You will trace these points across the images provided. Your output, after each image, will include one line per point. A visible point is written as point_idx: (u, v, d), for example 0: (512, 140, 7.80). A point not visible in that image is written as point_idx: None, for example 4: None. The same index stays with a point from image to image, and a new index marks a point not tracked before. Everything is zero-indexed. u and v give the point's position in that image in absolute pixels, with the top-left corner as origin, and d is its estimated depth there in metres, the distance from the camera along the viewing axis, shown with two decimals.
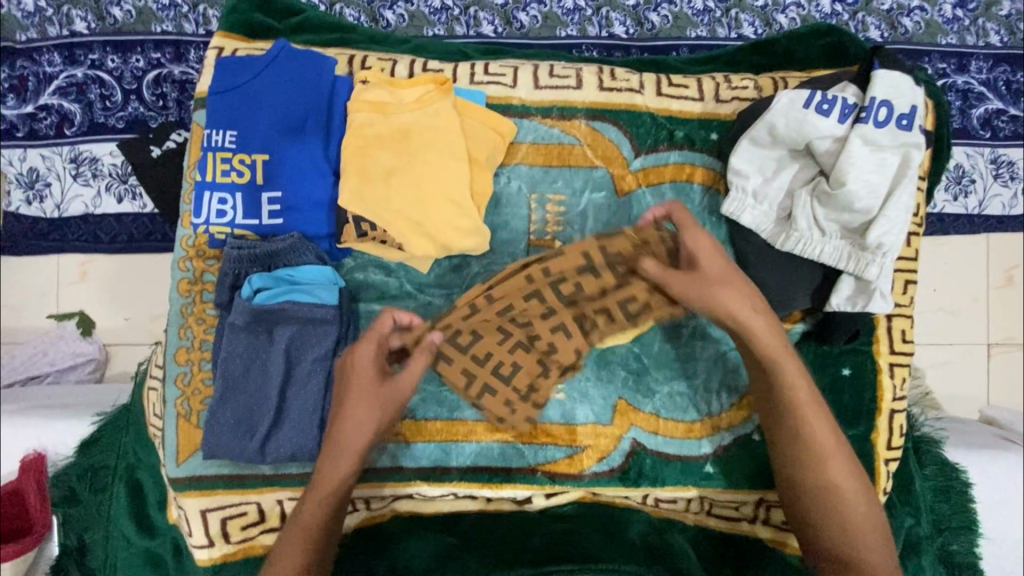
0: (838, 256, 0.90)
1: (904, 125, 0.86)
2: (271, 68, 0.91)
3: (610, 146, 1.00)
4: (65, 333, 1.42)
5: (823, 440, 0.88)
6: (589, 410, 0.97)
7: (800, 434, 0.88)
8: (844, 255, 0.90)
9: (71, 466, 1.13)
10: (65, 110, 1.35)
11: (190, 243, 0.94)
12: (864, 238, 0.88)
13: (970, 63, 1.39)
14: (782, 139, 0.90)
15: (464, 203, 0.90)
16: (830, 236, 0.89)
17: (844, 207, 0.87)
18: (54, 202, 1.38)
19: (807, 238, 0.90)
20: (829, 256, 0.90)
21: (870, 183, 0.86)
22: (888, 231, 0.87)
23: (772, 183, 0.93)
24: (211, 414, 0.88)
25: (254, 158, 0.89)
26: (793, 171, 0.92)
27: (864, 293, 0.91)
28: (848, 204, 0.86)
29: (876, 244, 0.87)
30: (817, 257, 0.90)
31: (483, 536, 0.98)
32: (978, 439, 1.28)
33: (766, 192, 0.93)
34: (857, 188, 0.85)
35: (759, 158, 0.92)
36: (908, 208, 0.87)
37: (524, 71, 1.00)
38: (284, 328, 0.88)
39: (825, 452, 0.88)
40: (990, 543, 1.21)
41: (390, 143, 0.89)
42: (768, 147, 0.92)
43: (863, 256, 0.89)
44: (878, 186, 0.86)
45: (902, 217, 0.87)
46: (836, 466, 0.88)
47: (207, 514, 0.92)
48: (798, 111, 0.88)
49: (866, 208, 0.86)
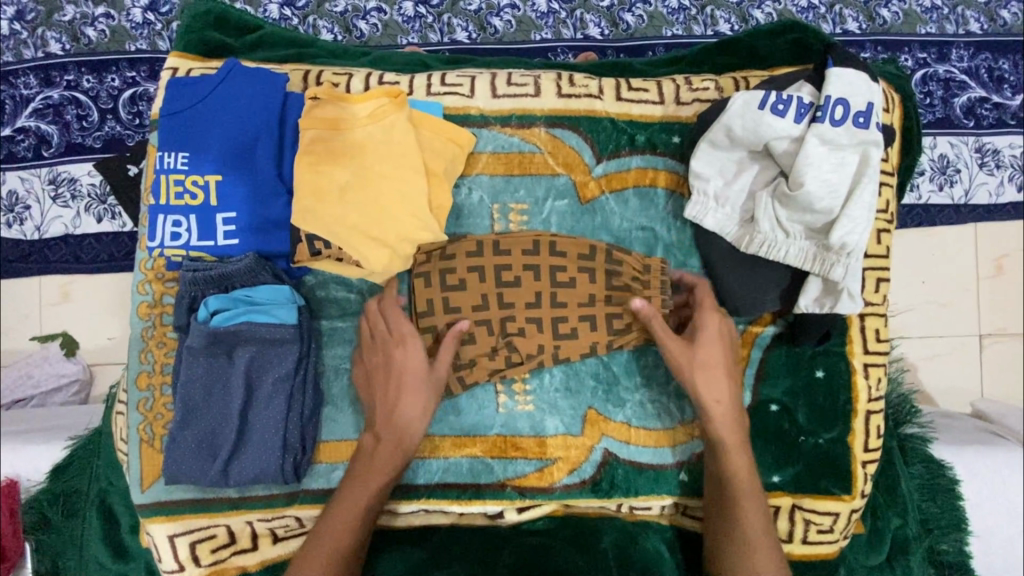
0: (804, 256, 0.88)
1: (862, 122, 0.85)
2: (221, 87, 0.90)
3: (572, 153, 0.98)
4: (48, 355, 1.42)
5: (744, 488, 0.89)
6: (558, 422, 0.96)
7: (729, 482, 0.90)
8: (809, 255, 0.88)
9: (43, 491, 1.13)
10: (43, 131, 1.35)
11: (148, 266, 0.93)
12: (827, 238, 0.86)
13: (950, 52, 1.38)
14: (740, 141, 0.88)
15: (422, 216, 0.89)
16: (795, 236, 0.88)
17: (806, 208, 0.85)
18: (33, 224, 1.38)
19: (771, 240, 0.88)
20: (794, 256, 0.89)
21: (830, 183, 0.84)
22: (853, 230, 0.85)
23: (734, 185, 0.91)
24: (171, 440, 0.87)
25: (207, 179, 0.88)
26: (754, 173, 0.91)
27: (833, 293, 0.90)
28: (809, 205, 0.85)
29: (839, 244, 0.85)
30: (783, 259, 0.89)
31: (452, 550, 0.96)
32: (965, 435, 1.25)
33: (727, 194, 0.92)
34: (817, 188, 0.84)
35: (719, 160, 0.91)
36: (873, 204, 0.85)
37: (483, 80, 1.00)
38: (243, 350, 0.87)
39: (744, 500, 0.89)
40: (980, 541, 1.19)
41: (345, 159, 0.88)
42: (727, 149, 0.90)
43: (828, 257, 0.87)
44: (838, 184, 0.84)
45: (867, 215, 0.85)
46: (751, 515, 0.89)
47: (176, 539, 0.91)
48: (754, 113, 0.86)
49: (827, 209, 0.84)
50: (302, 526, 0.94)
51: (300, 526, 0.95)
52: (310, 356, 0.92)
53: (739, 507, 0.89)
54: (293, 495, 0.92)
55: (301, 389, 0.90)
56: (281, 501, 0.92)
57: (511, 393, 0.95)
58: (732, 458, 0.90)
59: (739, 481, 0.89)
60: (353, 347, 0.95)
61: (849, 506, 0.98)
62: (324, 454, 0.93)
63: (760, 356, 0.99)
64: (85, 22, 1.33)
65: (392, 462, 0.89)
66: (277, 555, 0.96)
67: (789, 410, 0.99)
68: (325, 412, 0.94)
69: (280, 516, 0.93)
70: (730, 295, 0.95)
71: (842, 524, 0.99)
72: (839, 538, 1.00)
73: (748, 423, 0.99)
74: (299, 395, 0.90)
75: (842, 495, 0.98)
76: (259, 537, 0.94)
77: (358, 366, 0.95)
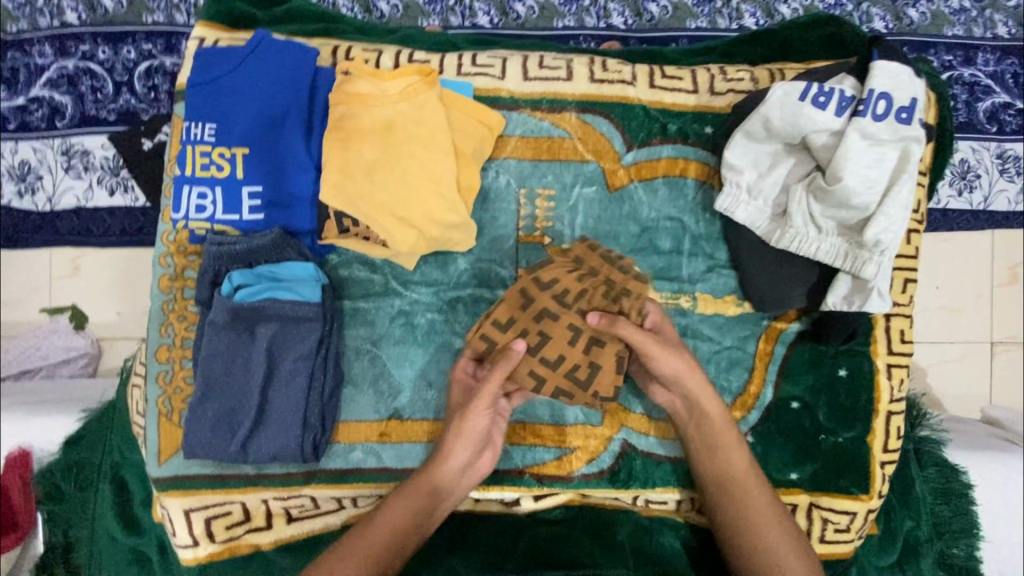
0: (835, 253, 0.87)
1: (903, 118, 0.83)
2: (251, 58, 0.88)
3: (602, 140, 0.97)
4: (58, 327, 1.41)
5: (743, 475, 0.89)
6: (579, 411, 0.95)
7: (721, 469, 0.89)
8: (840, 252, 0.87)
9: (56, 462, 1.13)
10: (56, 102, 1.33)
11: (170, 239, 0.92)
12: (858, 236, 0.86)
13: (976, 56, 1.36)
14: (778, 132, 0.87)
15: (451, 198, 0.88)
16: (827, 232, 0.87)
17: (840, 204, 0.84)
18: (45, 195, 1.36)
19: (802, 235, 0.87)
20: (825, 252, 0.87)
21: (867, 179, 0.83)
22: (886, 228, 0.84)
23: (768, 177, 0.90)
24: (191, 414, 0.86)
25: (234, 152, 0.87)
26: (789, 166, 0.89)
27: (861, 291, 0.89)
28: (845, 200, 0.83)
29: (873, 242, 0.84)
30: (813, 255, 0.88)
31: (468, 536, 0.96)
32: (979, 441, 1.24)
33: (759, 187, 0.90)
34: (853, 183, 0.82)
35: (754, 152, 0.90)
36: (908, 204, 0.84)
37: (513, 62, 0.98)
38: (265, 326, 0.86)
39: (747, 483, 0.89)
40: (990, 547, 1.18)
41: (374, 137, 0.87)
42: (763, 141, 0.89)
43: (858, 255, 0.86)
44: (876, 181, 0.83)
45: (902, 214, 0.84)
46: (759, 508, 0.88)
47: (191, 513, 0.90)
48: (794, 104, 0.85)
49: (863, 205, 0.83)
50: (317, 507, 0.94)
51: (315, 507, 0.94)
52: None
53: (740, 489, 0.89)
54: (310, 474, 0.91)
55: (322, 367, 0.89)
56: (299, 480, 0.91)
57: None
58: (715, 440, 0.89)
59: (732, 467, 0.89)
60: (374, 328, 0.94)
61: (866, 506, 0.98)
62: (342, 435, 0.92)
63: (784, 352, 0.98)
64: None
65: (411, 517, 0.86)
66: (291, 535, 0.95)
67: (810, 408, 0.98)
68: (345, 392, 0.93)
69: (296, 495, 0.92)
70: (757, 290, 0.94)
71: (858, 523, 0.99)
72: (855, 538, 1.00)
73: (769, 420, 0.98)
74: (320, 373, 0.89)
75: (860, 494, 0.97)
76: (274, 516, 0.94)
77: (378, 347, 0.94)
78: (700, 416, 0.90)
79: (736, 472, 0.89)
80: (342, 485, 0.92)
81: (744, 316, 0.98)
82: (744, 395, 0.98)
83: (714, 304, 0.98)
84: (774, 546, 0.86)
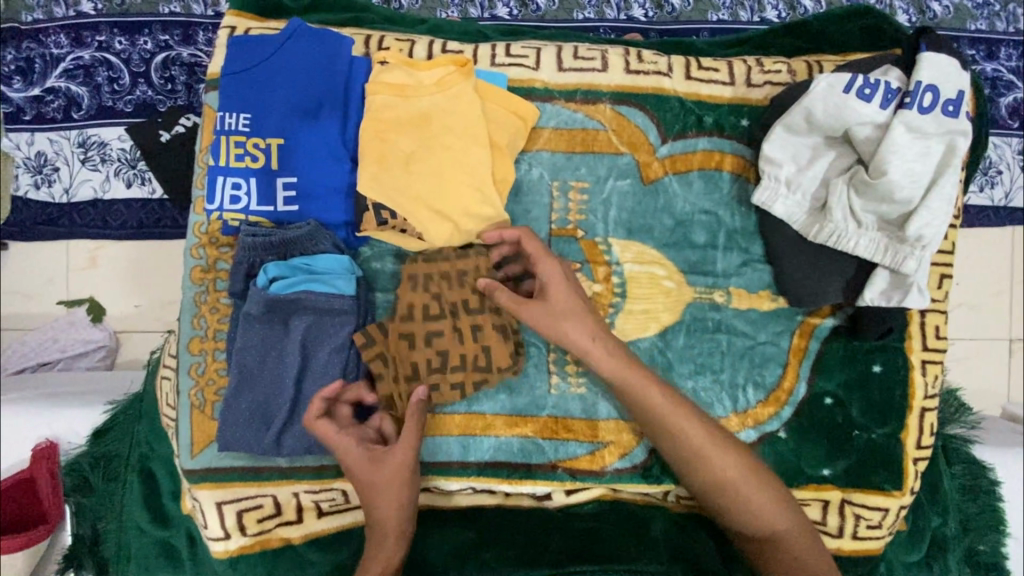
0: (875, 248, 0.86)
1: (950, 110, 0.82)
2: (286, 47, 0.87)
3: (636, 132, 0.96)
4: (75, 319, 1.40)
5: (711, 451, 0.87)
6: (612, 406, 0.94)
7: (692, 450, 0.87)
8: (880, 248, 0.86)
9: (82, 455, 1.12)
10: (73, 93, 1.32)
11: (203, 230, 0.91)
12: (900, 231, 0.84)
13: (999, 50, 1.34)
14: (820, 125, 0.86)
15: (487, 190, 0.87)
16: (868, 227, 0.86)
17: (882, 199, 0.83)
18: (62, 186, 1.35)
19: (842, 229, 0.86)
20: (865, 247, 0.86)
21: (911, 173, 0.82)
22: (928, 224, 0.83)
23: (807, 171, 0.89)
24: (225, 406, 0.86)
25: (269, 142, 0.86)
26: (830, 159, 0.88)
27: (901, 287, 0.88)
28: (887, 194, 0.82)
29: (915, 237, 0.83)
30: (852, 249, 0.87)
31: (499, 531, 0.96)
32: (1006, 437, 1.24)
33: (799, 181, 0.89)
34: (897, 176, 0.81)
35: (794, 145, 0.89)
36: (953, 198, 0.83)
37: (547, 52, 0.96)
38: (300, 318, 0.86)
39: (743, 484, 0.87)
40: (1017, 543, 1.18)
41: (411, 129, 0.86)
42: (803, 134, 0.88)
43: (899, 250, 0.85)
44: (920, 175, 0.82)
45: (945, 209, 0.83)
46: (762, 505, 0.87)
47: (222, 506, 0.90)
48: (838, 96, 0.84)
49: (907, 199, 0.82)
50: (348, 501, 0.94)
51: (346, 501, 0.94)
52: (377, 339, 0.88)
53: (737, 493, 0.87)
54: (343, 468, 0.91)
55: (356, 361, 0.88)
56: (330, 473, 0.91)
57: (565, 374, 0.94)
58: (695, 446, 0.87)
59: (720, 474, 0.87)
60: None
61: (899, 503, 0.97)
62: None
63: (818, 348, 0.98)
64: None
65: (399, 521, 0.85)
66: (322, 529, 0.95)
67: (843, 404, 0.98)
68: None
69: (327, 489, 0.92)
70: (792, 285, 0.93)
71: (890, 520, 0.98)
72: (886, 535, 0.99)
73: (803, 416, 0.98)
74: (354, 366, 0.88)
75: (893, 491, 0.97)
76: (304, 510, 0.93)
77: None
78: (674, 430, 0.87)
79: (724, 476, 0.87)
80: None
81: (778, 311, 0.97)
82: (778, 391, 0.97)
83: (748, 299, 0.97)
84: (761, 507, 0.86)
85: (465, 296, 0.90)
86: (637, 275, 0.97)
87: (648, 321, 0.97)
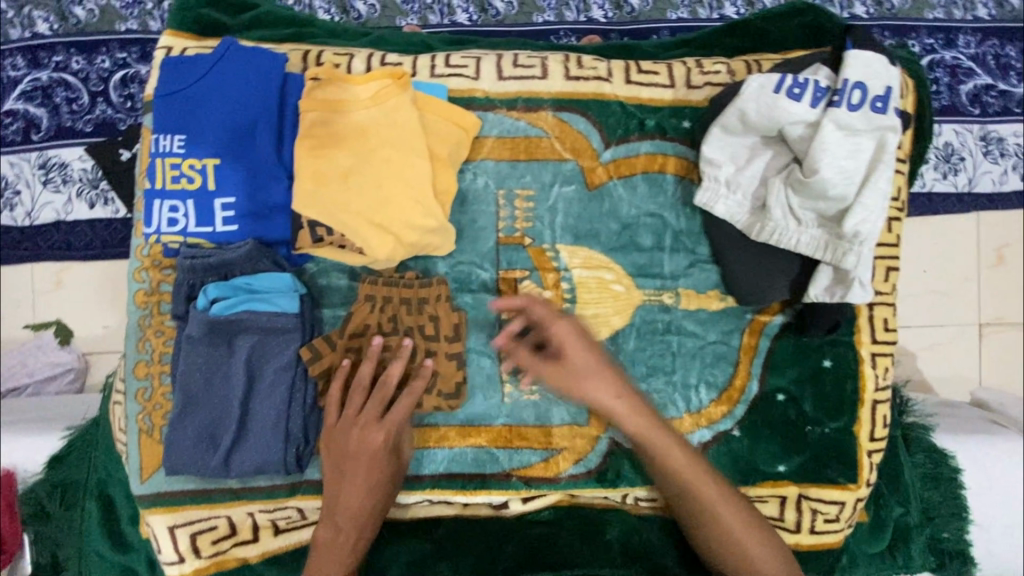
0: (815, 244, 0.87)
1: (878, 108, 0.83)
2: (218, 67, 0.87)
3: (579, 138, 0.96)
4: (43, 343, 1.38)
5: (723, 505, 0.89)
6: (565, 412, 0.94)
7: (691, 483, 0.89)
8: (820, 244, 0.86)
9: (40, 482, 1.11)
10: (31, 114, 1.31)
11: (145, 253, 0.91)
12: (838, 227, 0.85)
13: (957, 38, 1.36)
14: (754, 126, 0.86)
15: (427, 202, 0.86)
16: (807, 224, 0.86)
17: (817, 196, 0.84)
18: (23, 209, 1.33)
19: (782, 228, 0.87)
20: (806, 244, 0.87)
21: (844, 169, 0.82)
22: (865, 218, 0.84)
23: (747, 169, 0.89)
24: (171, 430, 0.85)
25: (204, 163, 0.86)
26: (767, 158, 0.89)
27: (844, 282, 0.88)
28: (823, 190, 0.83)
29: (852, 233, 0.83)
30: (793, 247, 0.87)
31: (457, 542, 0.96)
32: (968, 424, 1.25)
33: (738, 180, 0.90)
34: (830, 173, 0.82)
35: (731, 146, 0.89)
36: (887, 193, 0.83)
37: (487, 61, 0.97)
38: (243, 339, 0.85)
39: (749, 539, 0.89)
40: (980, 529, 1.19)
41: (346, 143, 0.86)
42: (740, 134, 0.88)
43: (838, 246, 0.85)
44: (853, 171, 0.83)
45: (881, 204, 0.84)
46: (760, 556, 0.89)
47: (176, 530, 0.90)
48: (769, 97, 0.85)
49: (840, 196, 0.83)
50: (304, 518, 0.93)
51: (302, 518, 0.93)
52: (325, 355, 0.88)
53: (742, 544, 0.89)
54: (295, 486, 0.90)
55: (303, 379, 0.88)
56: (284, 492, 0.91)
57: (517, 382, 0.94)
58: (705, 497, 0.89)
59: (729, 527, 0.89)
60: None
61: (855, 495, 0.98)
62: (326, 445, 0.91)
63: (768, 346, 0.98)
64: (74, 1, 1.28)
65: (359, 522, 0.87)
66: (279, 548, 0.94)
67: (796, 400, 0.98)
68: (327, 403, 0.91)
69: (282, 507, 0.91)
70: (738, 286, 0.94)
71: (847, 513, 0.99)
72: (844, 527, 1.00)
73: (756, 414, 0.98)
74: (301, 385, 0.88)
75: (848, 484, 0.98)
76: (261, 528, 0.93)
77: None
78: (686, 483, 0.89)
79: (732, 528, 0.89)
80: None
81: (727, 310, 0.98)
82: (730, 389, 0.98)
83: (697, 299, 0.97)
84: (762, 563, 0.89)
85: (419, 317, 0.91)
86: (587, 280, 0.97)
87: (598, 325, 0.97)
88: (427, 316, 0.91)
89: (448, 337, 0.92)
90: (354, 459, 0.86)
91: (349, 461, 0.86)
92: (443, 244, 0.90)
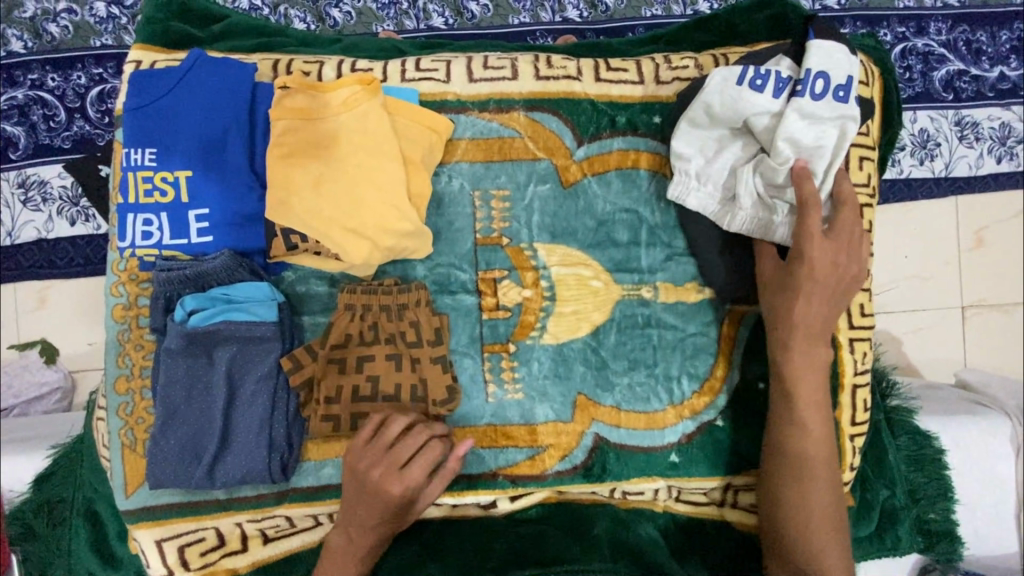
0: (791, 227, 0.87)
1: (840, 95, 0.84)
2: (187, 79, 0.87)
3: (552, 137, 0.97)
4: (29, 363, 1.35)
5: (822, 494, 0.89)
6: (548, 409, 0.95)
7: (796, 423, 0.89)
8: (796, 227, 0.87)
9: (27, 501, 1.10)
10: (8, 133, 1.30)
11: (121, 267, 0.90)
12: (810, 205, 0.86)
13: (928, 25, 1.38)
14: (721, 118, 0.88)
15: (401, 206, 0.87)
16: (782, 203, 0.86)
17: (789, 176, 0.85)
18: (3, 228, 1.32)
19: (753, 217, 0.88)
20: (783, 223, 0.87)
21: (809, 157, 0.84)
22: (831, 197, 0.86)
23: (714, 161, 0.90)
24: (154, 444, 0.85)
25: (176, 175, 0.86)
26: (735, 149, 0.89)
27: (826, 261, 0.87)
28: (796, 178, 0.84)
29: None
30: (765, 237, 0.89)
31: (447, 545, 0.96)
32: (951, 405, 1.26)
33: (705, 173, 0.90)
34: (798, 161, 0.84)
35: (699, 139, 0.90)
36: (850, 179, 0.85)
37: (458, 64, 0.97)
38: (222, 349, 0.85)
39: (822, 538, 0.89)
40: (966, 509, 1.19)
41: (318, 151, 0.86)
42: (706, 127, 0.89)
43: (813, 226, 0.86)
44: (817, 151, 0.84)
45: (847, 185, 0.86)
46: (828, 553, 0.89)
47: (163, 544, 0.90)
48: (733, 89, 0.86)
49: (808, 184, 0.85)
50: (293, 526, 0.93)
51: (291, 526, 0.93)
52: (306, 363, 0.88)
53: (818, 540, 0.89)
54: (282, 495, 0.90)
55: (285, 387, 0.88)
56: (271, 501, 0.90)
57: (501, 381, 0.95)
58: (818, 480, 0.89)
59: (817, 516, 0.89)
60: None
61: None
62: (311, 452, 0.91)
63: (747, 335, 0.99)
64: (47, 18, 1.28)
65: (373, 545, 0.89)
66: (268, 556, 0.94)
67: None
68: None
69: (270, 517, 0.91)
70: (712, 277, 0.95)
71: None
72: None
73: (739, 403, 0.98)
74: (283, 393, 0.88)
75: None
76: (249, 538, 0.93)
77: None
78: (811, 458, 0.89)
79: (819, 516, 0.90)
80: (316, 503, 0.91)
81: (705, 302, 0.98)
82: (712, 380, 0.98)
83: (675, 292, 0.98)
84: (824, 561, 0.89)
85: (399, 324, 0.91)
86: (566, 277, 0.97)
87: (579, 321, 0.97)
88: (407, 322, 0.91)
89: (429, 341, 0.92)
90: (372, 496, 0.85)
91: (366, 497, 0.85)
92: (421, 247, 0.91)
